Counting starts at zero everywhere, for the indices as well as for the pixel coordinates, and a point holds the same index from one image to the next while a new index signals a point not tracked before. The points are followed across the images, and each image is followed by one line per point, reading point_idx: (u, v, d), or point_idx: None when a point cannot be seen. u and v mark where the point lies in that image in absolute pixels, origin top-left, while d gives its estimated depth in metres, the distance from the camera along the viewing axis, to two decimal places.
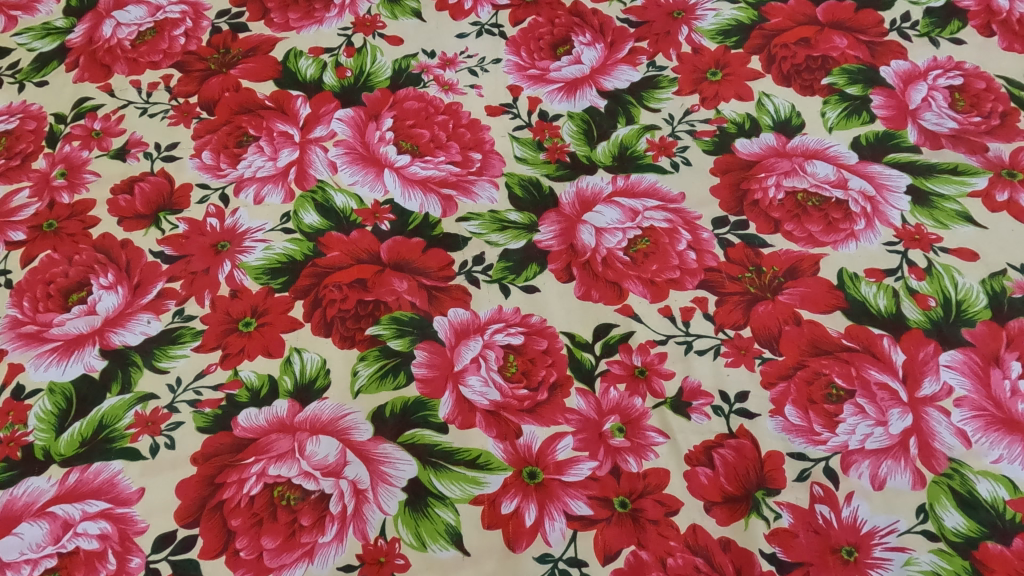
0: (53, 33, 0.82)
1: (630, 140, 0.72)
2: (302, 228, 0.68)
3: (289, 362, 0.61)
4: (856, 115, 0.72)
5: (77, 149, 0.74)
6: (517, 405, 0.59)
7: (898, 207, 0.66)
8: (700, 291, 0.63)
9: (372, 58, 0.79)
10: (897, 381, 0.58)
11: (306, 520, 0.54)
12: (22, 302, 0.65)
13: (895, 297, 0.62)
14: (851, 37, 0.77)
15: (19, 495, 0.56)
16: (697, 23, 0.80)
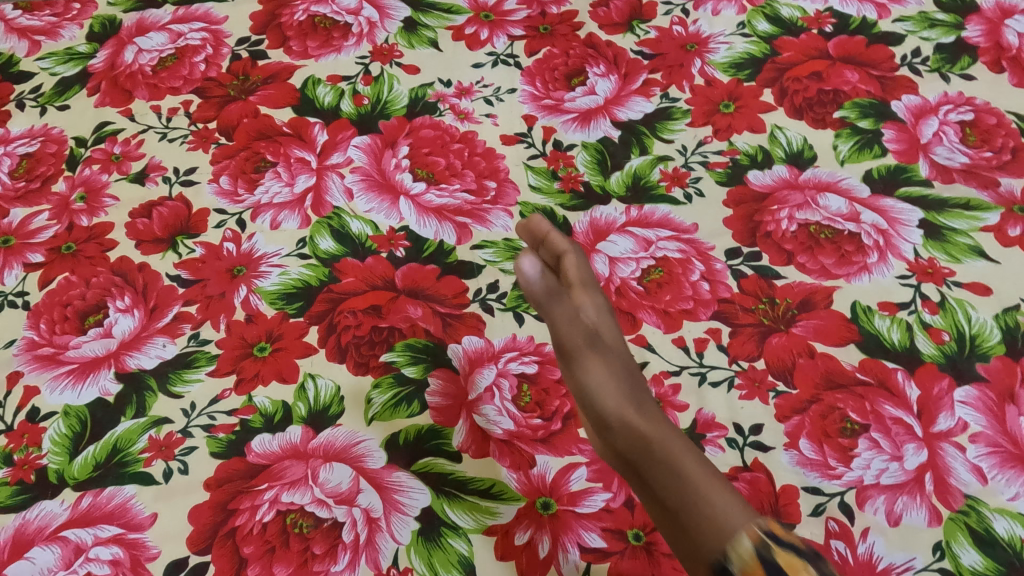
0: (76, 58, 0.83)
1: (644, 171, 0.73)
2: (318, 254, 0.69)
3: (303, 389, 0.61)
4: (868, 148, 0.73)
5: (97, 173, 0.75)
6: (531, 435, 0.59)
7: (910, 241, 0.67)
8: (713, 321, 0.63)
9: (389, 86, 0.80)
10: (911, 417, 0.58)
11: (318, 548, 0.54)
12: (39, 324, 0.65)
13: (908, 331, 0.62)
14: (862, 72, 0.78)
15: (32, 519, 0.56)
16: (710, 56, 0.81)
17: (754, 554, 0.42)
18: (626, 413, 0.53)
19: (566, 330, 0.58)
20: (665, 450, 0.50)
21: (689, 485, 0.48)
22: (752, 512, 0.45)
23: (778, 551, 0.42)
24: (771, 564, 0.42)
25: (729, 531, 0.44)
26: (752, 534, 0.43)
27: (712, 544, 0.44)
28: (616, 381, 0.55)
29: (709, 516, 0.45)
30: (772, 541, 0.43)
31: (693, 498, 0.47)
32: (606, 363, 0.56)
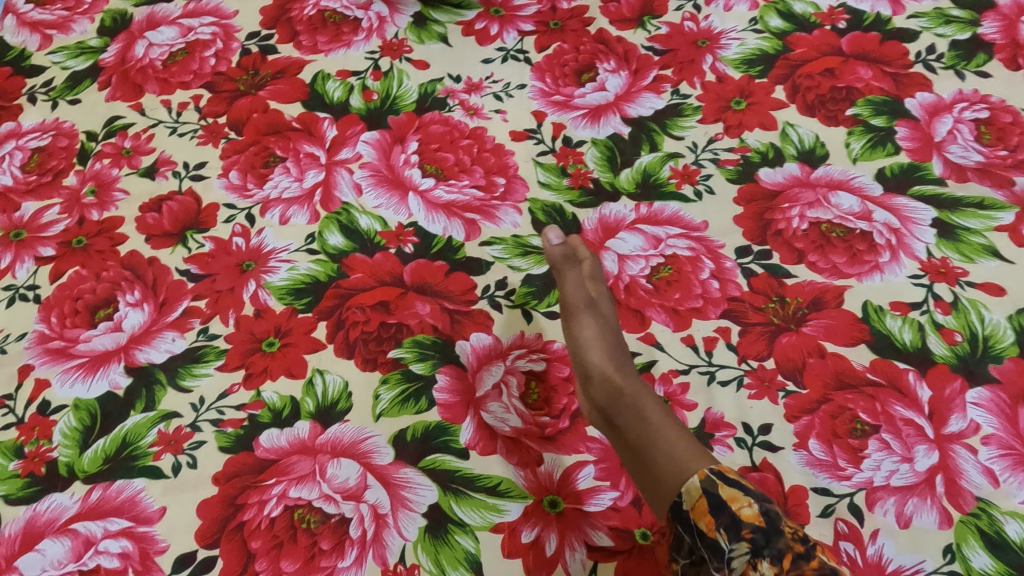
0: (87, 52, 0.84)
1: (654, 168, 0.73)
2: (326, 250, 0.69)
3: (311, 384, 0.61)
4: (881, 146, 0.72)
5: (107, 167, 0.75)
6: (538, 432, 0.59)
7: (923, 240, 0.66)
8: (723, 320, 0.63)
9: (398, 82, 0.80)
10: (923, 418, 0.57)
11: (326, 543, 0.54)
12: (49, 318, 0.66)
13: (920, 332, 0.61)
14: (875, 69, 0.77)
15: (42, 511, 0.56)
16: (721, 52, 0.80)
17: (700, 488, 0.44)
18: (609, 367, 0.57)
19: (569, 291, 0.62)
20: (639, 401, 0.54)
21: (656, 431, 0.51)
22: (707, 454, 0.47)
23: (723, 485, 0.43)
24: (713, 497, 0.43)
25: (682, 468, 0.46)
26: (701, 470, 0.45)
27: (666, 479, 0.47)
28: (605, 342, 0.59)
29: (667, 457, 0.48)
30: (719, 477, 0.44)
31: (658, 441, 0.50)
32: (599, 325, 0.60)
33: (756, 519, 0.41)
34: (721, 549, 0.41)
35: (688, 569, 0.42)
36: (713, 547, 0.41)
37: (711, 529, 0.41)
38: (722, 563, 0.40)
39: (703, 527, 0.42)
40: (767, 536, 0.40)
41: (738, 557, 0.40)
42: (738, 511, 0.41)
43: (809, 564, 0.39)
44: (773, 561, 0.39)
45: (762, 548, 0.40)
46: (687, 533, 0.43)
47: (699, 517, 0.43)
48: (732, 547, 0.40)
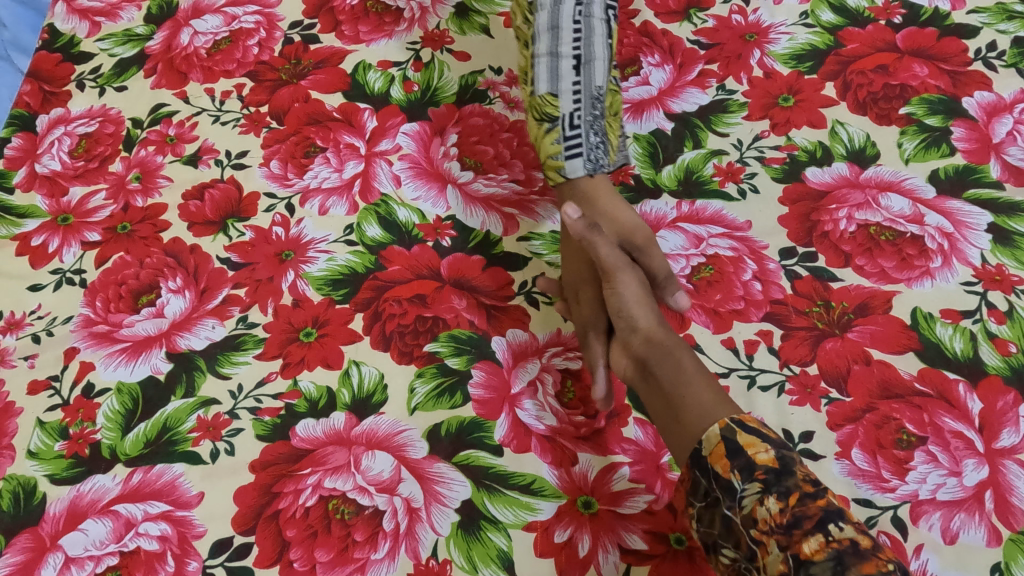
0: (134, 40, 0.85)
1: (697, 165, 0.71)
2: (364, 241, 0.69)
3: (347, 375, 0.62)
4: (935, 147, 0.69)
5: (152, 154, 0.76)
6: (573, 432, 0.58)
7: (977, 246, 0.64)
8: (765, 323, 0.62)
9: (439, 73, 0.79)
10: (972, 431, 0.55)
11: (359, 535, 0.54)
12: (95, 302, 0.67)
13: (972, 341, 0.59)
14: (932, 66, 0.74)
15: (85, 491, 0.58)
16: (770, 47, 0.78)
17: (719, 437, 0.44)
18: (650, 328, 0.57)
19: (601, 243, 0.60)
20: (674, 354, 0.54)
21: (686, 382, 0.51)
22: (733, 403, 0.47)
23: (740, 432, 0.44)
24: (732, 442, 0.43)
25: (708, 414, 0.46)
26: (723, 419, 0.45)
27: (692, 425, 0.47)
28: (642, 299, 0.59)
29: (693, 404, 0.48)
30: (738, 424, 0.44)
31: (689, 389, 0.50)
32: (636, 282, 0.60)
33: (771, 463, 0.41)
34: (733, 489, 0.42)
35: (704, 511, 0.44)
36: (727, 487, 0.42)
37: (725, 471, 0.42)
38: (735, 502, 0.41)
39: (719, 470, 0.43)
40: (777, 476, 0.41)
41: (749, 495, 0.41)
42: (752, 456, 0.42)
43: (815, 503, 0.39)
44: (780, 498, 0.40)
45: (771, 486, 0.40)
46: (703, 476, 0.44)
47: (716, 460, 0.43)
48: (743, 487, 0.41)
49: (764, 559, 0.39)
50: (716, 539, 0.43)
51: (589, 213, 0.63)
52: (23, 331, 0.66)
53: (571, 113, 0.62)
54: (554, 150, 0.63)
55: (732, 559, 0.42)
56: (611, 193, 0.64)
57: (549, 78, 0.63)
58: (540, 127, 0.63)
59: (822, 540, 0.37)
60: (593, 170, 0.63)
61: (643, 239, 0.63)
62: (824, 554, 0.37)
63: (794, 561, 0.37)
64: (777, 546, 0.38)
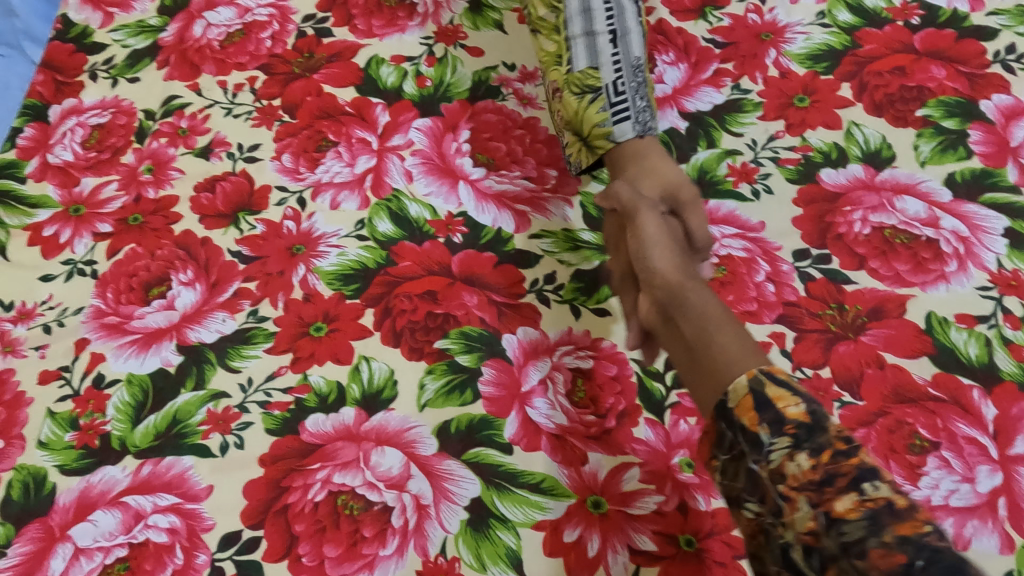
0: (147, 31, 0.84)
1: (711, 165, 0.71)
2: (376, 237, 0.68)
3: (357, 370, 0.61)
4: (952, 150, 0.69)
5: (164, 146, 0.76)
6: (584, 431, 0.58)
7: (993, 250, 0.63)
8: (778, 325, 0.61)
9: (452, 68, 0.79)
10: (987, 437, 0.55)
11: (368, 531, 0.54)
12: (106, 293, 0.67)
13: (986, 347, 0.59)
14: (950, 68, 0.74)
15: (95, 482, 0.58)
16: (786, 47, 0.77)
17: (746, 389, 0.41)
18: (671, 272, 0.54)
19: (623, 190, 0.59)
20: (697, 302, 0.51)
21: (712, 326, 0.48)
22: (763, 353, 0.44)
23: (769, 385, 0.40)
24: (760, 394, 0.40)
25: (735, 364, 0.43)
26: (751, 369, 0.42)
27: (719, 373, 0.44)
28: (666, 243, 0.56)
29: (720, 350, 0.45)
30: (766, 376, 0.41)
31: (712, 339, 0.47)
32: (661, 225, 0.57)
33: (802, 418, 0.38)
34: (761, 443, 0.39)
35: (729, 464, 0.41)
36: (753, 440, 0.39)
37: (753, 424, 0.40)
38: (762, 456, 0.39)
39: (746, 423, 0.40)
40: (809, 432, 0.38)
41: (778, 450, 0.38)
42: (782, 409, 0.39)
43: (849, 461, 0.36)
44: (811, 454, 0.37)
45: (802, 442, 0.37)
46: (729, 428, 0.41)
47: (743, 412, 0.40)
48: (772, 441, 0.38)
49: (791, 515, 0.36)
50: (739, 493, 0.40)
51: (635, 170, 0.61)
52: (34, 321, 0.66)
53: (614, 82, 0.62)
54: (600, 118, 0.62)
55: (756, 516, 0.39)
56: (661, 154, 0.62)
57: (588, 54, 0.64)
58: (582, 101, 0.63)
59: (856, 499, 0.34)
60: (641, 133, 0.62)
61: (688, 196, 0.60)
62: (857, 513, 0.34)
63: (826, 519, 0.35)
64: (807, 503, 0.36)
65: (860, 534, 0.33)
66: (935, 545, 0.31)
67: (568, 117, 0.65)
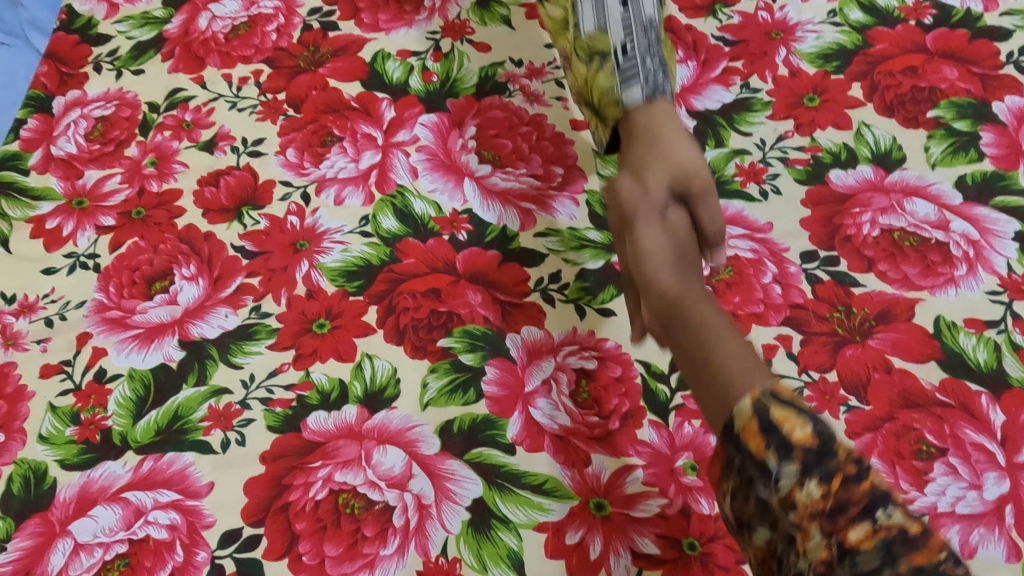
0: (152, 23, 0.84)
1: (718, 164, 0.70)
2: (380, 233, 0.68)
3: (360, 368, 0.61)
4: (963, 152, 0.68)
5: (167, 139, 0.75)
6: (587, 432, 0.57)
7: (1003, 254, 0.62)
8: (784, 328, 0.61)
9: (458, 64, 0.78)
10: (994, 444, 0.54)
11: (368, 530, 0.54)
12: (108, 287, 0.67)
13: (995, 352, 0.58)
14: (962, 69, 0.73)
15: (95, 478, 0.57)
16: (796, 45, 0.76)
17: (751, 413, 0.38)
18: (668, 278, 0.51)
19: (626, 193, 0.54)
20: (698, 316, 0.48)
21: (715, 337, 0.46)
22: (767, 372, 0.42)
23: (774, 405, 0.37)
24: (765, 418, 0.37)
25: (742, 384, 0.41)
26: (754, 392, 0.39)
27: (722, 392, 0.41)
28: (665, 250, 0.52)
29: (722, 366, 0.43)
30: (772, 397, 0.37)
31: (717, 357, 0.44)
32: (660, 230, 0.53)
33: (810, 442, 0.35)
34: (770, 470, 0.36)
35: (738, 489, 0.38)
36: (762, 466, 0.36)
37: (760, 450, 0.36)
38: (771, 484, 0.36)
39: (753, 449, 0.37)
40: (819, 457, 0.35)
41: (787, 476, 0.35)
42: (788, 433, 0.35)
43: (860, 487, 0.33)
44: (822, 480, 0.34)
45: (811, 468, 0.35)
46: (736, 453, 0.38)
47: (748, 438, 0.37)
48: (780, 468, 0.35)
49: (804, 544, 0.34)
50: (750, 518, 0.38)
51: (641, 153, 0.56)
52: (36, 315, 0.66)
53: (622, 44, 0.58)
54: (609, 84, 0.59)
55: (767, 542, 0.37)
56: (675, 122, 0.57)
57: (596, 16, 0.60)
58: (592, 67, 0.60)
59: (870, 528, 0.32)
60: (652, 95, 0.58)
61: (700, 186, 0.54)
62: (870, 544, 0.32)
63: (839, 549, 0.32)
64: (819, 532, 0.33)
65: (874, 564, 0.31)
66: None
67: (583, 86, 0.62)
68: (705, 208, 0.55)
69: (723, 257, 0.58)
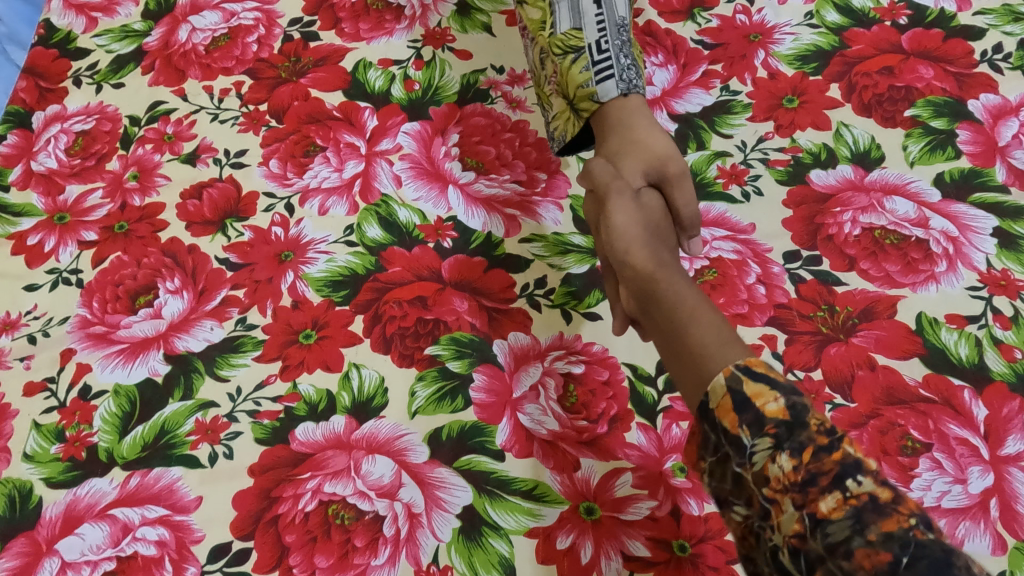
0: (131, 36, 0.84)
1: (700, 167, 0.71)
2: (365, 242, 0.68)
3: (347, 378, 0.61)
4: (940, 149, 0.69)
5: (149, 152, 0.75)
6: (575, 437, 0.57)
7: (982, 250, 0.63)
8: (769, 328, 0.61)
9: (440, 72, 0.78)
10: (978, 438, 0.55)
11: (359, 541, 0.54)
12: (91, 302, 0.66)
13: (977, 347, 0.59)
14: (937, 68, 0.74)
15: (82, 495, 0.57)
16: (774, 48, 0.77)
17: (725, 387, 0.40)
18: (643, 258, 0.55)
19: (600, 173, 0.60)
20: (670, 291, 0.51)
21: (691, 314, 0.48)
22: (742, 344, 0.44)
23: (746, 381, 0.40)
24: (738, 394, 0.40)
25: (714, 359, 0.43)
26: (728, 365, 0.41)
27: (696, 368, 0.44)
28: (637, 228, 0.57)
29: (698, 340, 0.45)
30: (744, 372, 0.40)
31: (688, 328, 0.47)
32: (632, 208, 0.58)
33: (782, 415, 0.38)
34: (744, 446, 0.38)
35: (716, 467, 0.40)
36: (736, 443, 0.39)
37: (734, 427, 0.39)
38: (745, 459, 0.38)
39: (727, 425, 0.40)
40: (790, 430, 0.37)
41: (760, 452, 0.38)
42: (760, 408, 0.38)
43: (831, 457, 0.36)
44: (793, 454, 0.37)
45: (783, 442, 0.37)
46: (711, 431, 0.40)
47: (723, 414, 0.40)
48: (754, 443, 0.38)
49: (778, 518, 0.36)
50: (727, 496, 0.40)
51: (617, 141, 0.60)
52: (19, 332, 0.65)
53: (597, 40, 0.59)
54: (584, 78, 0.59)
55: (744, 518, 0.39)
56: (647, 116, 0.60)
57: (571, 15, 0.60)
58: (565, 61, 0.60)
59: (840, 498, 0.34)
60: (625, 92, 0.60)
61: (676, 170, 0.60)
62: (841, 513, 0.34)
63: (811, 520, 0.35)
64: (792, 505, 0.35)
65: (845, 534, 0.33)
66: (920, 539, 0.32)
67: (554, 81, 0.62)
68: (677, 191, 0.60)
69: (700, 246, 0.63)
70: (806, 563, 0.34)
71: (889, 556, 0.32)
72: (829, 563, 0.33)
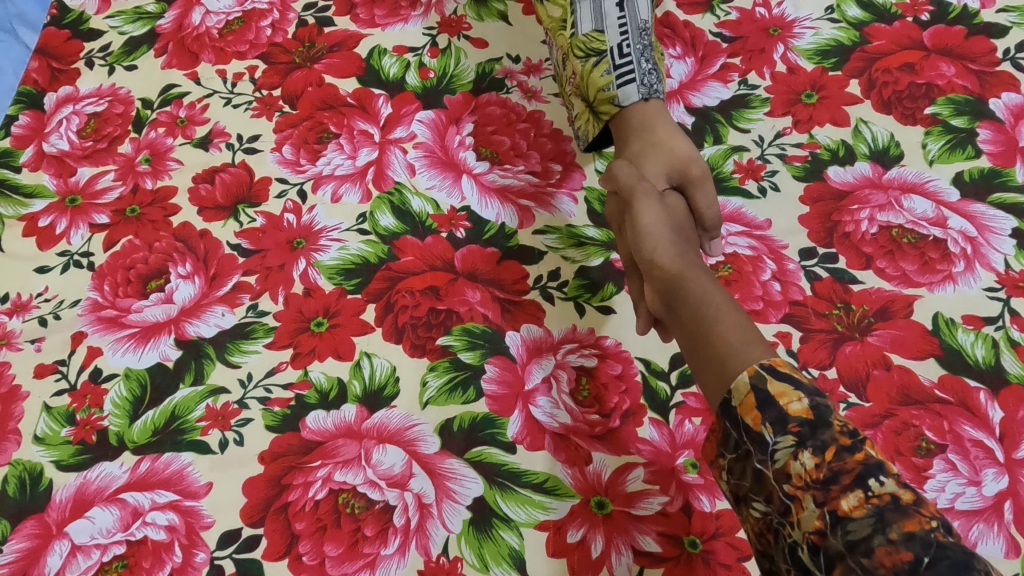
0: (144, 18, 0.83)
1: (717, 162, 0.70)
2: (377, 231, 0.67)
3: (358, 367, 0.61)
4: (960, 148, 0.68)
5: (162, 136, 0.75)
6: (587, 430, 0.57)
7: (1001, 251, 0.63)
8: (784, 325, 0.61)
9: (455, 60, 0.78)
10: (993, 440, 0.54)
11: (369, 530, 0.54)
12: (103, 286, 0.66)
13: (993, 349, 0.58)
14: (959, 65, 0.73)
15: (92, 479, 0.57)
16: (794, 42, 0.76)
17: (749, 385, 0.40)
18: (668, 258, 0.54)
19: (624, 175, 0.58)
20: (696, 291, 0.51)
21: (716, 315, 0.48)
22: (765, 344, 0.44)
23: (771, 380, 0.40)
24: (761, 392, 0.39)
25: (740, 357, 0.42)
26: (751, 365, 0.41)
27: (722, 367, 0.43)
28: (664, 229, 0.56)
29: (724, 341, 0.45)
30: (768, 372, 0.40)
31: (715, 331, 0.46)
32: (659, 208, 0.57)
33: (806, 414, 0.38)
34: (766, 443, 0.38)
35: (736, 464, 0.41)
36: (758, 440, 0.39)
37: (756, 424, 0.39)
38: (767, 457, 0.38)
39: (750, 422, 0.39)
40: (813, 429, 0.37)
41: (781, 450, 0.37)
42: (784, 407, 0.38)
43: (854, 457, 0.36)
44: (815, 452, 0.36)
45: (806, 440, 0.37)
46: (734, 428, 0.40)
47: (746, 412, 0.40)
48: (776, 441, 0.38)
49: (798, 514, 0.36)
50: (747, 492, 0.39)
51: (640, 144, 0.60)
52: (29, 314, 0.65)
53: (619, 45, 0.59)
54: (604, 82, 0.60)
55: (763, 514, 0.38)
56: (667, 121, 0.61)
57: (593, 17, 0.60)
58: (587, 64, 0.60)
59: (862, 497, 0.34)
60: (647, 96, 0.60)
61: (698, 173, 0.59)
62: (863, 511, 0.33)
63: (831, 518, 0.34)
64: (813, 502, 0.35)
65: (866, 532, 0.33)
66: (942, 541, 0.32)
67: (574, 82, 0.62)
68: (699, 193, 0.60)
69: (719, 247, 0.63)
70: (824, 560, 0.34)
71: (910, 555, 0.31)
72: (849, 559, 0.33)
